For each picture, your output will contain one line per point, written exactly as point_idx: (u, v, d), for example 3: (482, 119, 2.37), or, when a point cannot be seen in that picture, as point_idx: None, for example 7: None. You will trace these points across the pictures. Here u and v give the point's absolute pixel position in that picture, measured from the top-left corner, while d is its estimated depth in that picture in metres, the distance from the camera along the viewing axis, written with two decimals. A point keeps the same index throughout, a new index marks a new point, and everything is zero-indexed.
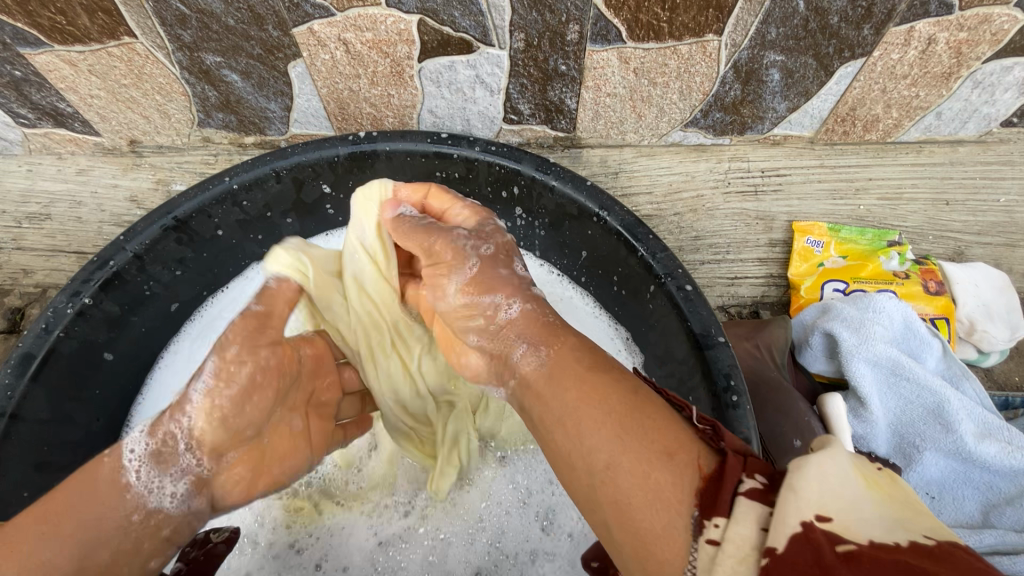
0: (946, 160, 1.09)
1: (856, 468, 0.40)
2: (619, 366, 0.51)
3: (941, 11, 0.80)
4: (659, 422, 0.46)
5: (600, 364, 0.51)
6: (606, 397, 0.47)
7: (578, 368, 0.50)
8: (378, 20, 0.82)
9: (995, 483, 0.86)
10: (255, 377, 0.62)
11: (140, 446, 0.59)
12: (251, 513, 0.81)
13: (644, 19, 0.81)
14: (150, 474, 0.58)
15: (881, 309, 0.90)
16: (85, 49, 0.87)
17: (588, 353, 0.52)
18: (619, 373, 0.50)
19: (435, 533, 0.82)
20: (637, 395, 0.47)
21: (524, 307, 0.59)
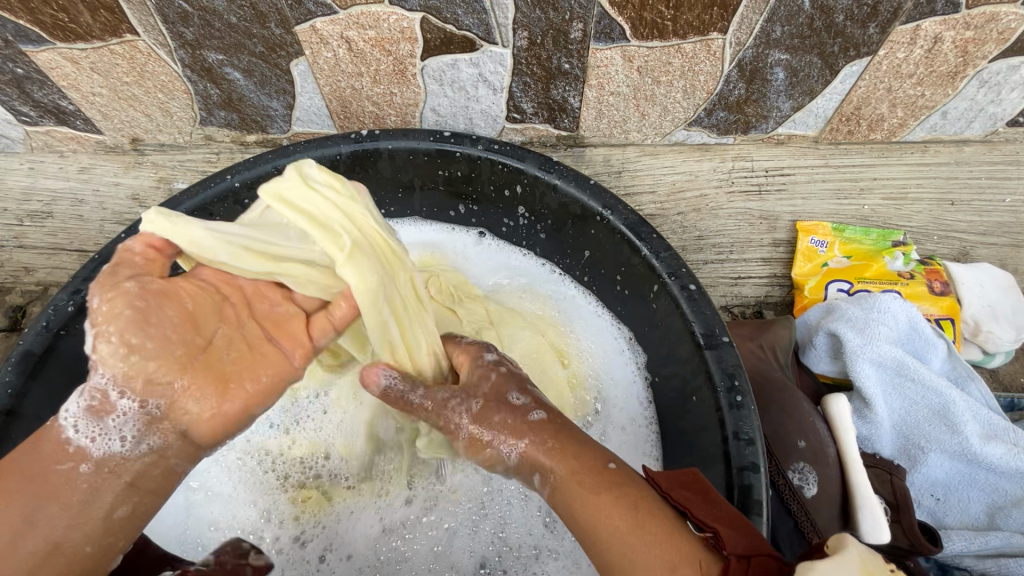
0: (951, 160, 1.08)
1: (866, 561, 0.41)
2: (625, 473, 0.52)
3: (947, 10, 0.80)
4: (663, 531, 0.47)
5: (601, 476, 0.52)
6: (609, 519, 0.49)
7: (581, 487, 0.51)
8: (381, 18, 0.82)
9: (1001, 484, 0.85)
10: (137, 305, 0.52)
11: (74, 405, 0.53)
12: (257, 510, 0.81)
13: (648, 17, 0.80)
14: (89, 426, 0.53)
15: (886, 309, 0.90)
16: (87, 46, 0.87)
17: (587, 466, 0.53)
18: (619, 483, 0.51)
19: (440, 523, 0.81)
20: (637, 511, 0.49)
21: (528, 438, 0.56)
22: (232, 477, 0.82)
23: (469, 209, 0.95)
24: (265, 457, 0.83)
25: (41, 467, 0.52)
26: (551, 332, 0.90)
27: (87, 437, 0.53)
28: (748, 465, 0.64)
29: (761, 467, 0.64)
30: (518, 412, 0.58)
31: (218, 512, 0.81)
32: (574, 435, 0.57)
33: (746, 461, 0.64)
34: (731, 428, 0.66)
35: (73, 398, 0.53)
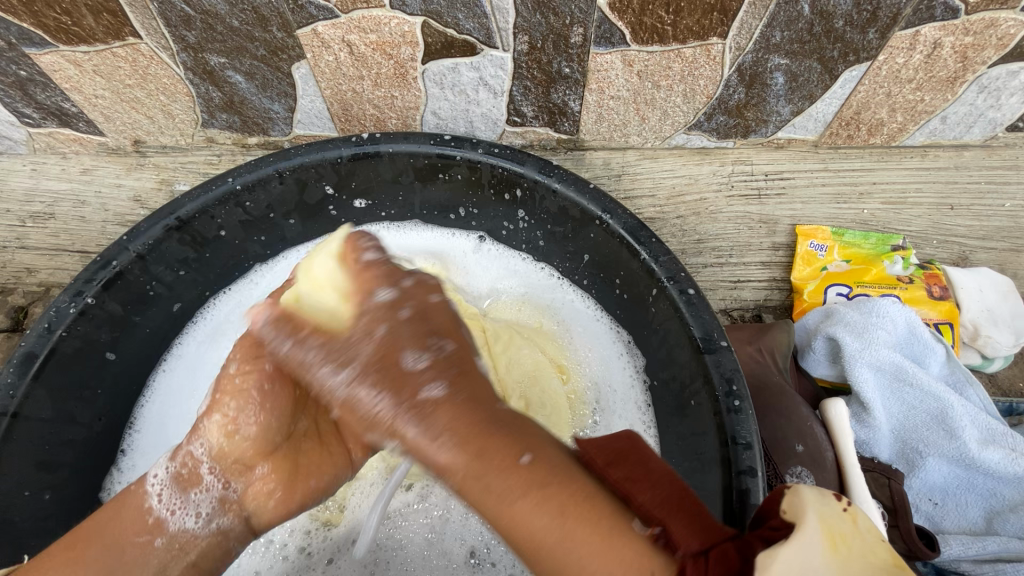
0: (951, 164, 1.08)
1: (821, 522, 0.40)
2: (542, 460, 0.43)
3: (946, 15, 0.80)
4: (599, 535, 0.41)
5: (516, 472, 0.41)
6: (533, 526, 0.40)
7: (481, 487, 0.41)
8: (382, 21, 0.83)
9: (999, 489, 0.85)
10: (264, 387, 0.60)
11: (161, 472, 0.61)
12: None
13: (647, 22, 0.80)
14: (173, 497, 0.60)
15: (885, 313, 0.90)
16: (90, 49, 0.88)
17: (500, 466, 0.41)
18: (548, 480, 0.42)
19: (432, 510, 0.82)
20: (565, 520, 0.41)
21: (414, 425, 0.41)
22: None
23: (469, 212, 0.95)
24: None
25: (117, 537, 0.58)
26: (551, 347, 0.90)
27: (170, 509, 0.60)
28: (746, 469, 0.64)
29: (758, 471, 0.64)
30: (404, 386, 0.41)
31: None
32: (484, 418, 0.43)
33: (743, 466, 0.64)
34: (729, 433, 0.67)
35: (162, 464, 0.62)
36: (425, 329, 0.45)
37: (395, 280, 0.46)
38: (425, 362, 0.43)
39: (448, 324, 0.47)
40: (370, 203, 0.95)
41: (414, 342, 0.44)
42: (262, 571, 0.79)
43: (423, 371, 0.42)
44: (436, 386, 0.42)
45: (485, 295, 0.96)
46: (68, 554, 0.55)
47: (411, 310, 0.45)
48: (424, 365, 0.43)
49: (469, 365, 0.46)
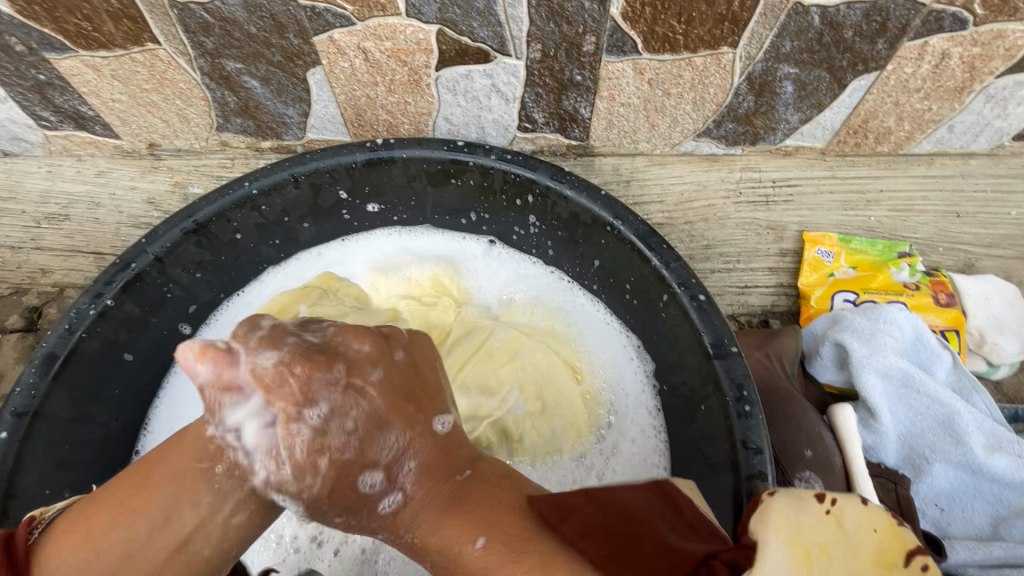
0: (957, 172, 1.09)
1: (796, 536, 0.47)
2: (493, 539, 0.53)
3: (955, 27, 0.81)
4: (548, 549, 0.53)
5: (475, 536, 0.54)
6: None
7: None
8: (398, 29, 0.84)
9: (1006, 496, 0.86)
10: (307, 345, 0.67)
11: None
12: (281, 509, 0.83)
13: (660, 31, 0.82)
14: (243, 435, 0.59)
15: (891, 320, 0.91)
16: (109, 55, 0.89)
17: (458, 552, 0.54)
18: (499, 560, 0.52)
19: None
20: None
21: (392, 530, 0.57)
22: None
23: (480, 217, 0.96)
24: None
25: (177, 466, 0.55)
26: (564, 349, 0.92)
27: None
28: (758, 474, 0.65)
29: (769, 475, 0.65)
30: (369, 498, 0.55)
31: None
32: (447, 475, 0.57)
33: (754, 470, 0.66)
34: (740, 438, 0.68)
35: None
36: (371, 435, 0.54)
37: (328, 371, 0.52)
38: (379, 480, 0.55)
39: (401, 412, 0.56)
40: (383, 207, 0.96)
41: (360, 463, 0.54)
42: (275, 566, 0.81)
43: (380, 487, 0.55)
44: (392, 496, 0.56)
45: (498, 297, 0.98)
46: (132, 481, 0.56)
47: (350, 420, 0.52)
48: (382, 479, 0.55)
49: (432, 448, 0.58)
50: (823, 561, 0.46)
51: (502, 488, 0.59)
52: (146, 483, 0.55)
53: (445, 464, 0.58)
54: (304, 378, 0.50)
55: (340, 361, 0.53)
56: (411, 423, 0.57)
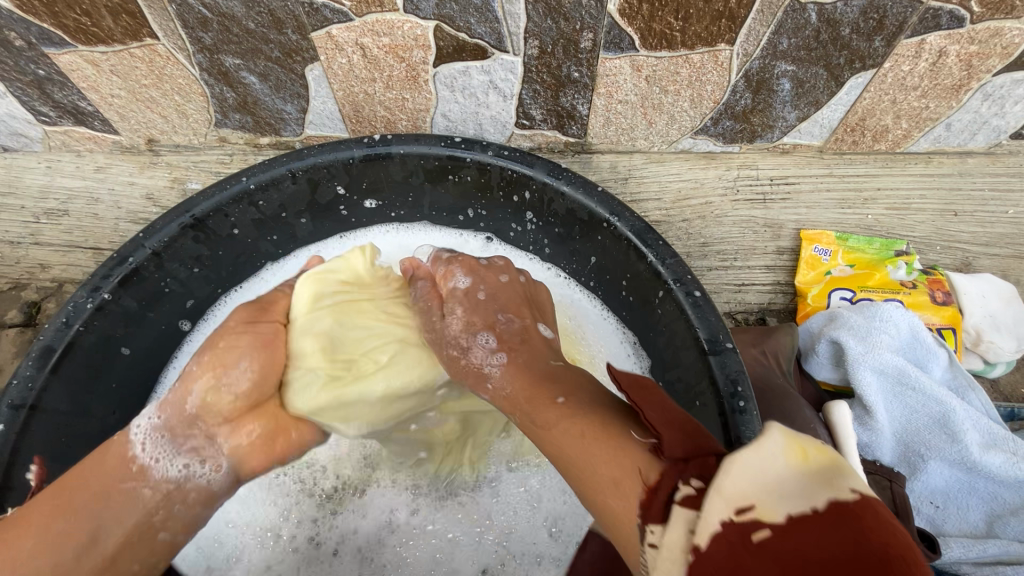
0: (955, 171, 1.09)
1: (798, 439, 0.41)
2: (568, 404, 0.58)
3: (952, 24, 0.81)
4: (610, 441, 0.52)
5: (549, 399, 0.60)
6: (563, 445, 0.55)
7: (535, 422, 0.59)
8: (395, 25, 0.84)
9: (1001, 493, 0.86)
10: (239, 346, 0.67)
11: (147, 421, 0.63)
12: (276, 507, 0.83)
13: (657, 28, 0.82)
14: (156, 448, 0.62)
15: (888, 318, 0.91)
16: (108, 49, 0.89)
17: (537, 402, 0.60)
18: (573, 412, 0.57)
19: (444, 532, 0.83)
20: (582, 438, 0.54)
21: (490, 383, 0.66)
22: None
23: (477, 213, 0.96)
24: None
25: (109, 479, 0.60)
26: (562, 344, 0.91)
27: (151, 447, 0.62)
28: None
29: None
30: (482, 355, 0.68)
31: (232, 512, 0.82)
32: (538, 362, 0.66)
33: None
34: (734, 434, 0.67)
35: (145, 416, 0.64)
36: (492, 310, 0.71)
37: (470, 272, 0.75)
38: (492, 341, 0.69)
39: (512, 304, 0.73)
40: (380, 204, 0.96)
41: (480, 326, 0.70)
42: (273, 566, 0.80)
43: (491, 346, 0.68)
44: (500, 354, 0.67)
45: None
46: (55, 503, 0.56)
47: (483, 295, 0.73)
48: (493, 343, 0.69)
49: (531, 338, 0.70)
50: (815, 470, 0.40)
51: (584, 373, 0.65)
52: (71, 506, 0.57)
53: (535, 349, 0.68)
54: (466, 265, 0.76)
55: (486, 263, 0.77)
56: (519, 315, 0.72)
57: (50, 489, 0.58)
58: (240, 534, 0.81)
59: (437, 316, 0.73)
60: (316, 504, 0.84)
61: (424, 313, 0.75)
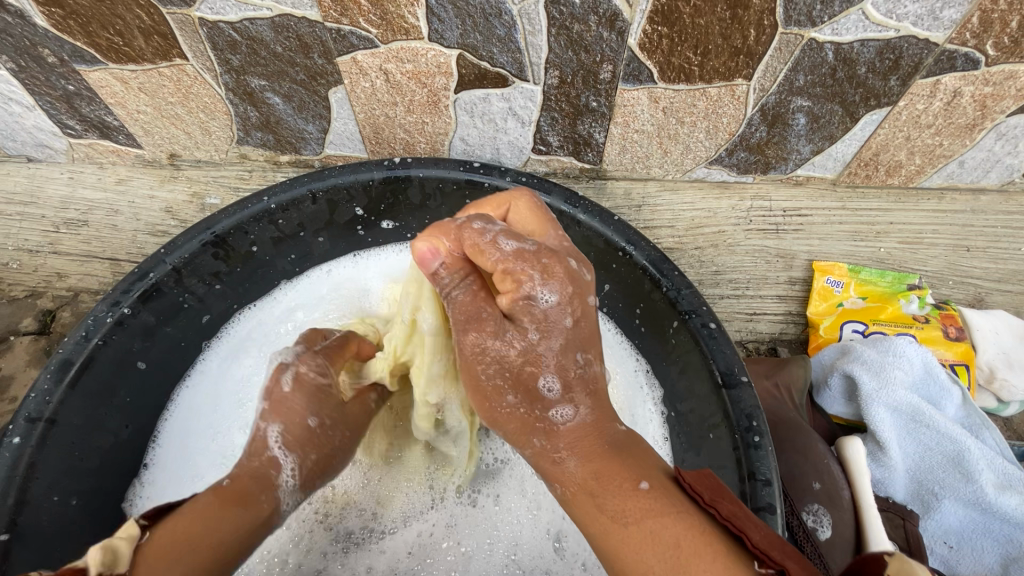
0: (967, 207, 1.10)
1: None
2: (648, 501, 0.49)
3: (968, 66, 0.82)
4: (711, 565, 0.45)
5: (630, 502, 0.50)
6: (644, 556, 0.47)
7: (603, 512, 0.50)
8: (419, 53, 0.86)
9: (1016, 536, 0.84)
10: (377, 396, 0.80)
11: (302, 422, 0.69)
12: (288, 532, 0.82)
13: (675, 62, 0.83)
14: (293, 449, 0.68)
15: (902, 353, 0.90)
16: (138, 68, 0.91)
17: (615, 489, 0.51)
18: (656, 510, 0.49)
19: (459, 547, 0.82)
20: (678, 551, 0.46)
21: (542, 436, 0.54)
22: None
23: None
24: None
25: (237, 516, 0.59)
26: None
27: (285, 500, 0.66)
28: (766, 506, 0.65)
29: (777, 508, 0.65)
30: (542, 402, 0.54)
31: None
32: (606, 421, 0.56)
33: (763, 502, 0.66)
34: (749, 469, 0.68)
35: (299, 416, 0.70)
36: (571, 344, 0.54)
37: (555, 283, 0.53)
38: (559, 389, 0.53)
39: (592, 340, 0.56)
40: (397, 225, 0.97)
41: (552, 363, 0.53)
42: None
43: (558, 395, 0.53)
44: (568, 409, 0.54)
45: None
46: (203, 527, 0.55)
47: (571, 319, 0.53)
48: (562, 387, 0.53)
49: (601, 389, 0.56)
50: None
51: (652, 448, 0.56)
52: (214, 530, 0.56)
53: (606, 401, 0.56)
54: (545, 268, 0.53)
55: (570, 263, 0.55)
56: (594, 353, 0.56)
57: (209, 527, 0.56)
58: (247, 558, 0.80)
59: (493, 323, 0.53)
60: (331, 538, 0.83)
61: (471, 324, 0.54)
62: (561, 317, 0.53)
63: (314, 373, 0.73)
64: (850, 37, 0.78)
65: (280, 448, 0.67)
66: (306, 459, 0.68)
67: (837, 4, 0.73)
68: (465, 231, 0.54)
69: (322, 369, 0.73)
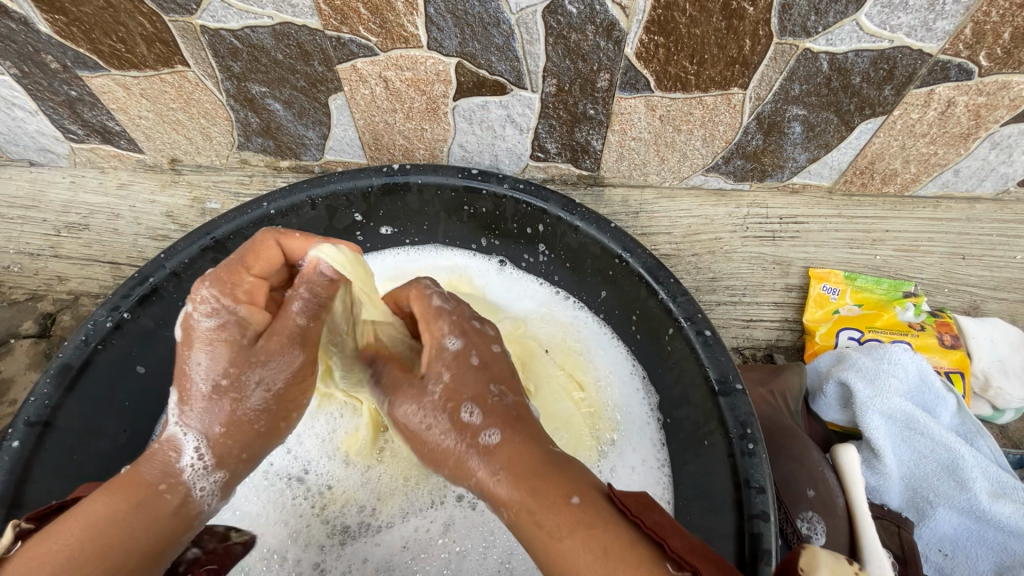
0: (963, 216, 1.10)
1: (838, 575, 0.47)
2: (582, 514, 0.48)
3: (961, 77, 0.83)
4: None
5: (564, 517, 0.47)
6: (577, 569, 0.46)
7: (539, 528, 0.48)
8: (419, 61, 0.87)
9: (1010, 544, 0.85)
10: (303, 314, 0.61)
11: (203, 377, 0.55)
12: (286, 528, 0.83)
13: (671, 71, 0.84)
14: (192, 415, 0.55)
15: (896, 361, 0.91)
16: (139, 74, 0.92)
17: (546, 504, 0.48)
18: (589, 522, 0.47)
19: (452, 546, 0.82)
20: (606, 560, 0.45)
21: (474, 464, 0.53)
22: (258, 498, 0.84)
23: (491, 243, 0.98)
24: (295, 484, 0.85)
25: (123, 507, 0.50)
26: (574, 364, 0.91)
27: (200, 486, 0.55)
28: (760, 513, 0.66)
29: (771, 515, 0.65)
30: (469, 430, 0.54)
31: (243, 532, 0.82)
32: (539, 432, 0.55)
33: (756, 509, 0.66)
34: (742, 476, 0.68)
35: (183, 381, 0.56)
36: (482, 380, 0.57)
37: (461, 334, 0.61)
38: (481, 415, 0.54)
39: (507, 375, 0.59)
40: (395, 230, 0.98)
41: (469, 394, 0.56)
42: None
43: (481, 421, 0.54)
44: (494, 431, 0.53)
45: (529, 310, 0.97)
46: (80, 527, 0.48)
47: (477, 357, 0.59)
48: (482, 415, 0.54)
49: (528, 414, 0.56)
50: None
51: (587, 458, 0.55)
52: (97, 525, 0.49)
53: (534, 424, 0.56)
54: (455, 321, 0.62)
55: (477, 321, 0.63)
56: (511, 387, 0.58)
57: (84, 535, 0.48)
58: (248, 557, 0.81)
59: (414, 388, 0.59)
60: (327, 531, 0.83)
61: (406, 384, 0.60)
62: (469, 355, 0.59)
63: (203, 316, 0.56)
64: (844, 47, 0.79)
65: (179, 425, 0.55)
66: (213, 432, 0.55)
67: (831, 15, 0.74)
68: (414, 286, 0.69)
69: (214, 307, 0.57)
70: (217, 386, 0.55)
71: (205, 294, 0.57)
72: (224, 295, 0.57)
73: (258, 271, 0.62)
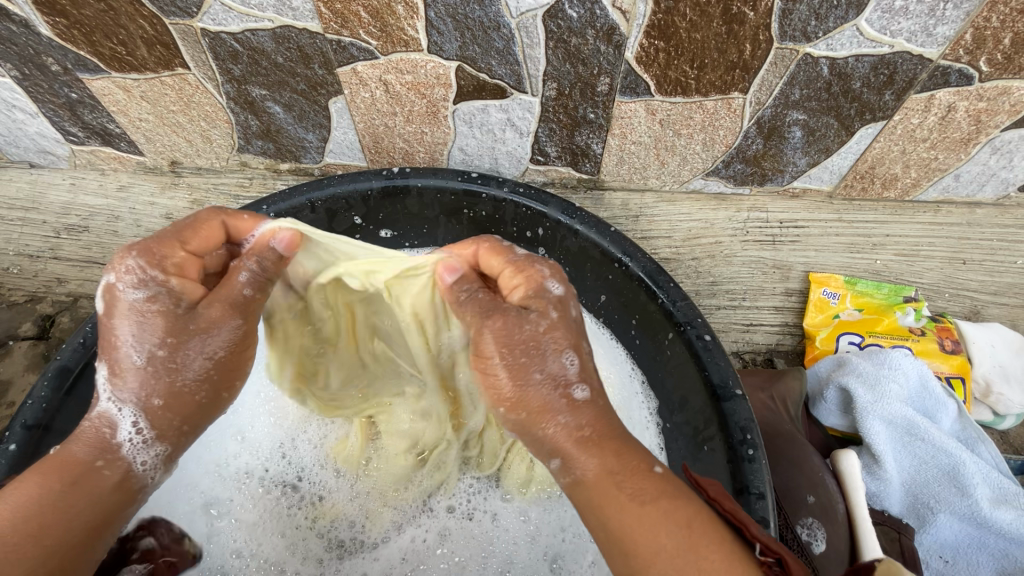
0: (964, 221, 1.10)
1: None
2: (667, 487, 0.49)
3: (962, 82, 0.83)
4: (719, 556, 0.45)
5: (645, 483, 0.49)
6: (658, 537, 0.46)
7: (619, 491, 0.49)
8: (419, 65, 0.87)
9: (1012, 551, 0.85)
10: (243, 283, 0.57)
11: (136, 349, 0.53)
12: (282, 539, 0.82)
13: (672, 75, 0.84)
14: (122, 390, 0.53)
15: (897, 365, 0.90)
16: (140, 77, 0.92)
17: (631, 469, 0.50)
18: (672, 493, 0.49)
19: (452, 557, 0.82)
20: (689, 531, 0.46)
21: (564, 417, 0.52)
22: (257, 505, 0.83)
23: None
24: (288, 492, 0.85)
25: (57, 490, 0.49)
26: None
27: (141, 460, 0.53)
28: (759, 519, 0.65)
29: (770, 522, 0.65)
30: (564, 381, 0.53)
31: (241, 542, 0.81)
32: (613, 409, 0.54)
33: (756, 515, 0.66)
34: (742, 482, 0.68)
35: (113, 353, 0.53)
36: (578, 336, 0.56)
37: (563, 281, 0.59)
38: (580, 367, 0.53)
39: None
40: (395, 233, 0.98)
41: (570, 341, 0.54)
42: None
43: (577, 374, 0.53)
44: (587, 388, 0.53)
45: None
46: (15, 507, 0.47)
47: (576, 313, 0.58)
48: (579, 367, 0.54)
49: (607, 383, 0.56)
50: None
51: None
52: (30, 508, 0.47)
53: None
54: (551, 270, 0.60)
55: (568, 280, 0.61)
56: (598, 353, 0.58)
57: (17, 513, 0.46)
58: (244, 566, 0.81)
59: (510, 317, 0.55)
60: (324, 546, 0.83)
61: (495, 314, 0.56)
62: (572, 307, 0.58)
63: (129, 287, 0.53)
64: (845, 52, 0.79)
65: (112, 400, 0.53)
66: (151, 404, 0.53)
67: (832, 20, 0.74)
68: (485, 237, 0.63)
69: (140, 279, 0.54)
70: (153, 358, 0.53)
71: (131, 264, 0.54)
72: (151, 265, 0.54)
73: (194, 247, 0.58)
